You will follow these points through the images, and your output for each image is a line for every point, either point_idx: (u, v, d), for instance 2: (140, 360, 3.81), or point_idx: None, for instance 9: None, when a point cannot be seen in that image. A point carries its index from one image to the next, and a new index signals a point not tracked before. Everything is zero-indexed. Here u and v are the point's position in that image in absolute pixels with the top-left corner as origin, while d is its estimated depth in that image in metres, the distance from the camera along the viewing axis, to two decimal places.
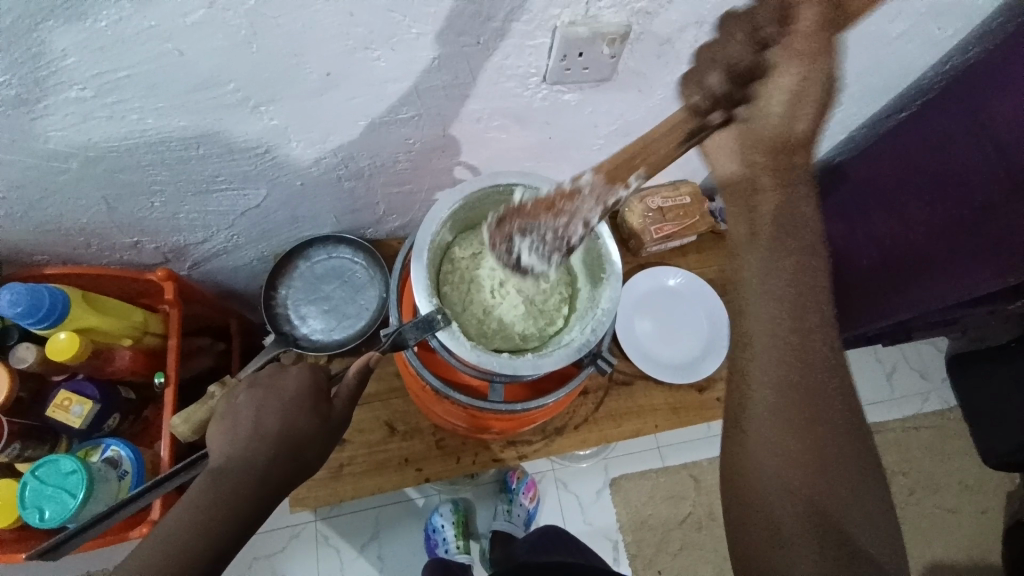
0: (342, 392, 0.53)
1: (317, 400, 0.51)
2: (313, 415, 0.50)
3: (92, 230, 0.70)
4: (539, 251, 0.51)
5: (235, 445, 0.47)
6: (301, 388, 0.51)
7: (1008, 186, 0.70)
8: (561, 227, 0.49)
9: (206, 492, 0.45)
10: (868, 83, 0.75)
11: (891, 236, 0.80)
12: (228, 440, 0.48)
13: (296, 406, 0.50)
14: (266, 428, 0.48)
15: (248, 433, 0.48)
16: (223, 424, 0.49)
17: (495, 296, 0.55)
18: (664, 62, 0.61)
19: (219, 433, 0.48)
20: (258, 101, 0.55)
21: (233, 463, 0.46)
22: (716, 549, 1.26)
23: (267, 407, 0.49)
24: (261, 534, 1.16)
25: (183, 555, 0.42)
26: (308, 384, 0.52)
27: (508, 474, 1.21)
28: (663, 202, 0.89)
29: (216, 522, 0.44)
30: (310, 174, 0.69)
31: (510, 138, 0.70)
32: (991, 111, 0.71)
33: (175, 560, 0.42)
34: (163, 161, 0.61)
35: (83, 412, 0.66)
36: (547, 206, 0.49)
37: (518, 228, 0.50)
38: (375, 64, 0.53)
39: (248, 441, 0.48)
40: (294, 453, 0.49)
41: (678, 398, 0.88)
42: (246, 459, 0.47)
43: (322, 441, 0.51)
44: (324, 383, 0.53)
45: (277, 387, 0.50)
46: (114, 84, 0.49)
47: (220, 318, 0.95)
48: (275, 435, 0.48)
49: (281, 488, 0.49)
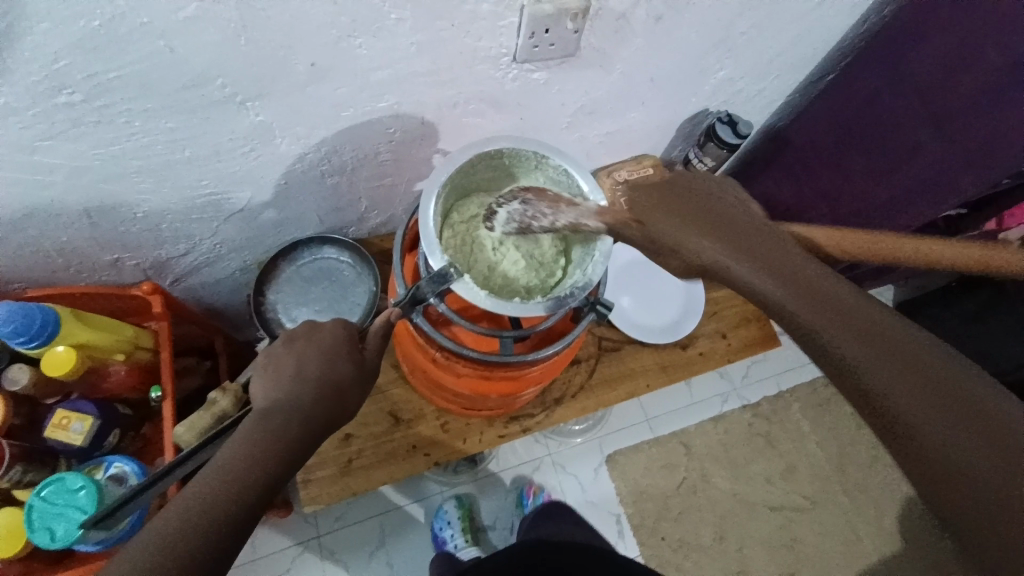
0: (370, 340, 0.52)
1: (350, 348, 0.50)
2: (350, 361, 0.50)
3: (72, 249, 0.70)
4: (512, 219, 0.57)
5: (279, 389, 0.46)
6: (336, 339, 0.50)
7: (933, 129, 0.77)
8: (544, 218, 0.54)
9: (256, 428, 0.44)
10: (799, 48, 0.83)
11: (838, 191, 0.93)
12: (270, 387, 0.47)
13: (333, 354, 0.49)
14: (307, 373, 0.47)
15: (290, 377, 0.47)
16: (265, 372, 0.48)
17: (495, 249, 0.59)
18: (621, 37, 0.67)
19: (260, 382, 0.47)
20: (245, 97, 0.56)
21: (276, 406, 0.45)
22: (713, 509, 1.31)
23: (306, 354, 0.49)
24: (263, 558, 1.13)
25: (242, 484, 0.41)
26: (341, 334, 0.51)
27: (524, 489, 1.23)
28: (629, 176, 0.93)
29: (268, 453, 0.43)
30: (294, 172, 0.70)
31: (485, 123, 0.74)
32: (909, 60, 0.78)
33: (234, 487, 0.40)
34: (148, 168, 0.61)
35: (84, 429, 0.66)
36: (552, 201, 0.54)
37: (523, 197, 0.55)
38: (357, 52, 0.56)
39: (290, 385, 0.47)
40: (336, 399, 0.48)
41: (665, 357, 0.92)
42: (290, 402, 0.46)
43: (360, 390, 0.50)
44: (355, 333, 0.52)
45: (315, 338, 0.50)
46: (104, 86, 0.50)
47: (205, 337, 0.95)
48: (317, 380, 0.47)
49: (320, 435, 0.47)
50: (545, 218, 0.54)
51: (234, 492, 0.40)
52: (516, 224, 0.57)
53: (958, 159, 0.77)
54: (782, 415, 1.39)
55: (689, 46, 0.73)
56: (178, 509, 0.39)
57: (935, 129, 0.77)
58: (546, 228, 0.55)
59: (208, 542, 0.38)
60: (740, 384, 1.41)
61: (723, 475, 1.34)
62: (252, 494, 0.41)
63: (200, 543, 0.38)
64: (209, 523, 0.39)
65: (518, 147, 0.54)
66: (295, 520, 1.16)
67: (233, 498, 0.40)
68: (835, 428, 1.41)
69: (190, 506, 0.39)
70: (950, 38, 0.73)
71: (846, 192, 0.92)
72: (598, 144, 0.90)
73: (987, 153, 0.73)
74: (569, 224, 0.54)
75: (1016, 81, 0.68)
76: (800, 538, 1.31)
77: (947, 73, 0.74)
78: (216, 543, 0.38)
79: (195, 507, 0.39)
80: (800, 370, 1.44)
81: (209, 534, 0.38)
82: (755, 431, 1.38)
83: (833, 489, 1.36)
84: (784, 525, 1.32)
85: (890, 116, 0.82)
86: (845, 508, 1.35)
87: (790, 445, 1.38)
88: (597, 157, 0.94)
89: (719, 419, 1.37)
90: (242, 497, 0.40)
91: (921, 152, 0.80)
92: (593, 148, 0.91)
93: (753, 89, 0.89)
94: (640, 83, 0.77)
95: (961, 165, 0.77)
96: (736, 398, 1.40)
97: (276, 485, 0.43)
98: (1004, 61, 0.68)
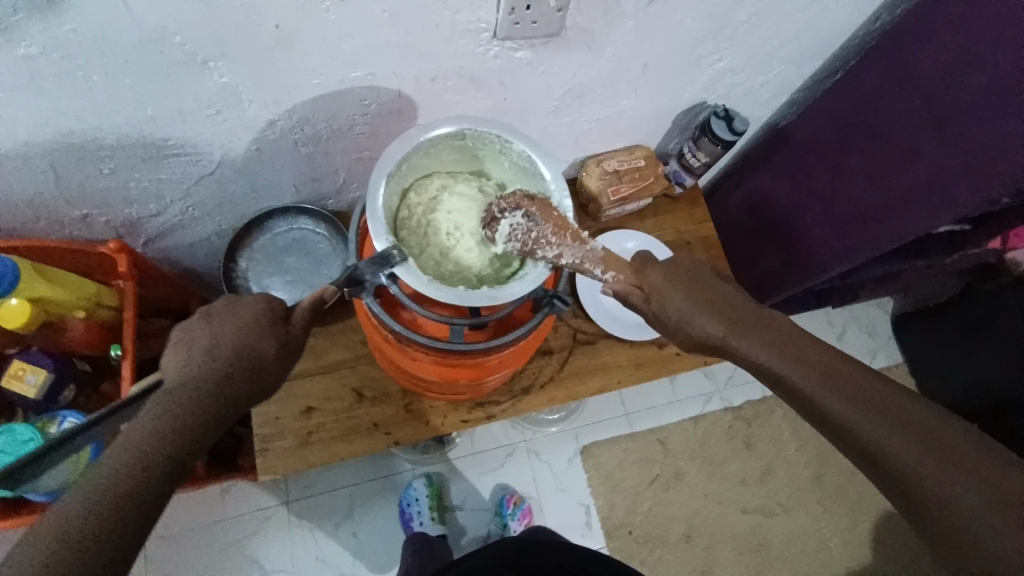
0: (297, 318, 0.50)
1: (274, 326, 0.49)
2: (274, 338, 0.48)
3: (40, 202, 0.69)
4: (514, 234, 0.54)
5: (190, 366, 0.45)
6: (259, 315, 0.48)
7: (933, 131, 0.74)
8: (548, 245, 0.51)
9: (163, 408, 0.43)
10: (805, 44, 0.79)
11: (832, 195, 0.90)
12: (181, 363, 0.45)
13: (254, 330, 0.48)
14: (222, 350, 0.46)
15: (204, 354, 0.46)
16: (177, 349, 0.46)
17: (451, 233, 0.58)
18: (611, 18, 0.64)
19: (171, 358, 0.46)
20: (207, 57, 0.54)
21: (186, 383, 0.44)
22: (684, 506, 1.30)
23: (224, 329, 0.47)
24: (231, 520, 1.15)
25: (148, 465, 0.40)
26: (264, 310, 0.50)
27: (504, 498, 1.21)
28: (619, 165, 0.91)
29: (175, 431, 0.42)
30: (265, 138, 0.68)
31: (466, 100, 0.71)
32: (916, 59, 0.75)
33: (137, 469, 0.40)
34: (111, 125, 0.60)
35: (37, 380, 0.72)
36: (559, 227, 0.51)
37: (529, 211, 0.52)
38: (326, 17, 0.53)
39: (203, 361, 0.45)
40: (254, 374, 0.47)
41: (640, 353, 0.91)
42: (202, 378, 0.45)
43: (282, 367, 0.49)
44: (282, 309, 0.51)
45: (234, 313, 0.48)
46: (59, 40, 0.48)
47: (179, 299, 0.94)
48: (232, 355, 0.46)
49: (238, 409, 0.47)
50: (550, 248, 0.51)
51: (137, 474, 0.40)
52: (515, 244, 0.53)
53: (955, 164, 0.73)
54: (763, 419, 1.38)
55: (685, 34, 0.70)
56: (79, 495, 0.38)
57: (933, 130, 0.74)
58: (547, 259, 0.52)
59: (111, 529, 0.38)
60: (724, 385, 1.39)
61: (698, 474, 1.33)
62: (158, 475, 0.41)
63: (101, 530, 0.37)
64: (112, 508, 0.38)
65: (481, 129, 0.54)
66: (265, 485, 1.17)
67: (139, 479, 0.40)
68: (816, 437, 1.39)
69: (90, 491, 0.38)
70: (954, 40, 0.70)
71: (838, 196, 0.89)
72: (589, 130, 0.87)
73: (989, 159, 0.70)
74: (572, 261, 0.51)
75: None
76: (769, 542, 1.31)
77: (954, 75, 0.71)
78: (121, 529, 0.38)
79: (94, 492, 0.38)
80: None
81: (113, 519, 0.38)
82: (735, 433, 1.36)
83: (807, 497, 1.35)
84: (754, 528, 1.31)
85: (892, 116, 0.79)
86: (818, 516, 1.34)
87: (769, 450, 1.36)
88: (588, 144, 0.91)
89: (699, 418, 1.36)
90: (147, 478, 0.40)
91: (919, 154, 0.76)
92: (583, 134, 0.88)
93: (755, 84, 0.86)
94: (632, 69, 0.74)
95: (956, 170, 0.73)
96: (719, 399, 1.38)
97: (184, 460, 0.43)
98: (1015, 64, 0.65)
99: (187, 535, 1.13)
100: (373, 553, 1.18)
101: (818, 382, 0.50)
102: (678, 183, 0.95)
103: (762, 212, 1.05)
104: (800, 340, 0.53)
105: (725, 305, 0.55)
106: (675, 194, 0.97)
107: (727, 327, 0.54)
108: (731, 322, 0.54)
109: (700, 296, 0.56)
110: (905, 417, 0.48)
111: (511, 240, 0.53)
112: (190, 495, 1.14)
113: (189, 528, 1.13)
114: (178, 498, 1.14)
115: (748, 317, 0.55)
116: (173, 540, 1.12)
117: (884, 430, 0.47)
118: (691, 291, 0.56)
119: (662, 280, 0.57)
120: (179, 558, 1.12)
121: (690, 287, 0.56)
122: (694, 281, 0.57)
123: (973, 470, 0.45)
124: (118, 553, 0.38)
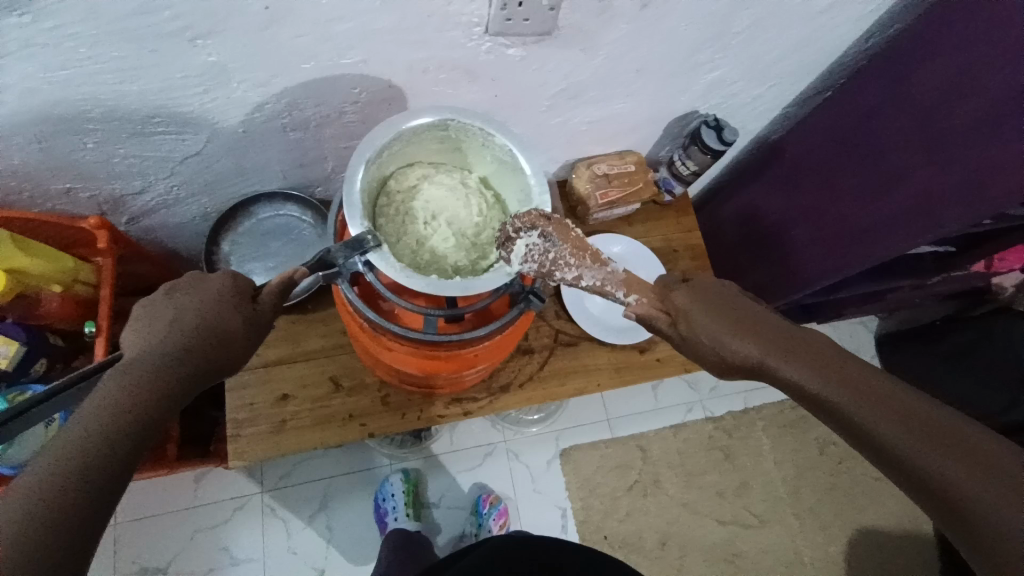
0: (263, 298, 0.51)
1: (239, 303, 0.49)
2: (239, 313, 0.48)
3: (23, 173, 0.68)
4: (530, 255, 0.54)
5: (151, 339, 0.45)
6: (224, 291, 0.49)
7: (923, 153, 0.75)
8: (569, 268, 0.54)
9: (123, 378, 0.42)
10: (799, 56, 0.80)
11: (819, 209, 0.90)
12: (141, 337, 0.45)
13: (217, 305, 0.48)
14: (184, 323, 0.46)
15: (166, 327, 0.46)
16: (140, 323, 0.46)
17: (430, 224, 0.58)
18: (604, 20, 0.64)
19: (132, 332, 0.46)
20: (196, 33, 0.54)
21: (147, 355, 0.44)
22: (660, 515, 1.30)
23: (187, 303, 0.47)
24: (203, 507, 1.14)
25: (108, 434, 0.39)
26: (230, 287, 0.50)
27: (481, 497, 1.20)
28: (609, 169, 0.91)
29: (136, 398, 0.42)
30: (254, 120, 0.68)
31: (457, 93, 0.71)
32: (909, 80, 0.76)
33: (101, 438, 0.39)
34: (98, 98, 0.60)
35: (10, 352, 0.72)
36: (576, 249, 0.54)
37: (546, 230, 0.53)
38: (318, 0, 0.53)
39: (164, 334, 0.45)
40: (216, 346, 0.46)
41: (621, 357, 0.91)
42: (163, 350, 0.44)
43: (245, 345, 0.49)
44: (250, 288, 0.51)
45: (199, 288, 0.48)
46: (48, 9, 0.48)
47: (161, 280, 0.94)
48: (195, 328, 0.46)
49: (203, 383, 0.46)
50: (569, 268, 0.54)
51: (101, 443, 0.39)
52: (529, 268, 0.54)
53: (941, 185, 0.73)
54: (744, 431, 1.38)
55: (678, 39, 0.70)
56: (42, 465, 0.37)
57: (923, 150, 0.75)
58: (569, 282, 0.54)
59: (79, 496, 0.37)
60: (707, 395, 1.39)
61: (676, 482, 1.33)
62: (124, 444, 0.40)
63: (68, 498, 0.36)
64: (77, 476, 0.37)
65: (463, 119, 0.54)
66: (240, 472, 1.16)
67: (103, 446, 0.39)
68: (795, 451, 1.40)
69: (53, 460, 0.37)
70: (948, 63, 0.71)
71: (825, 211, 0.90)
72: (581, 132, 0.87)
73: (978, 186, 0.70)
74: (593, 283, 0.54)
75: (1014, 113, 0.65)
76: (743, 554, 1.31)
77: (946, 99, 0.71)
78: (90, 497, 0.37)
79: (58, 462, 0.37)
80: (770, 389, 1.42)
81: (80, 487, 0.37)
82: (715, 443, 1.36)
83: (784, 510, 1.35)
84: (729, 540, 1.31)
85: (884, 137, 0.79)
86: (794, 530, 1.35)
87: (747, 462, 1.37)
88: (580, 146, 0.91)
89: (680, 427, 1.36)
90: (113, 447, 0.39)
91: (909, 175, 0.77)
92: (575, 135, 0.88)
93: (747, 95, 0.86)
94: (625, 73, 0.75)
95: (943, 192, 0.73)
96: (701, 409, 1.38)
97: (150, 430, 0.42)
98: (1006, 90, 0.66)
99: (157, 519, 1.12)
100: (345, 547, 1.17)
101: (852, 394, 0.45)
102: (667, 190, 0.95)
103: (750, 223, 1.05)
104: (834, 354, 0.49)
105: (753, 322, 0.53)
106: (664, 201, 0.98)
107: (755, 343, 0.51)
108: (759, 338, 0.51)
109: (726, 312, 0.54)
110: (954, 433, 0.42)
111: (525, 262, 0.53)
112: (162, 480, 1.13)
113: (160, 512, 1.12)
114: (150, 481, 1.13)
115: (783, 336, 0.51)
116: (143, 524, 1.11)
117: (914, 441, 0.42)
118: (717, 308, 0.54)
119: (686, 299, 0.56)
120: (148, 542, 1.10)
121: (717, 306, 0.54)
122: (722, 300, 0.55)
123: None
124: (89, 521, 0.37)
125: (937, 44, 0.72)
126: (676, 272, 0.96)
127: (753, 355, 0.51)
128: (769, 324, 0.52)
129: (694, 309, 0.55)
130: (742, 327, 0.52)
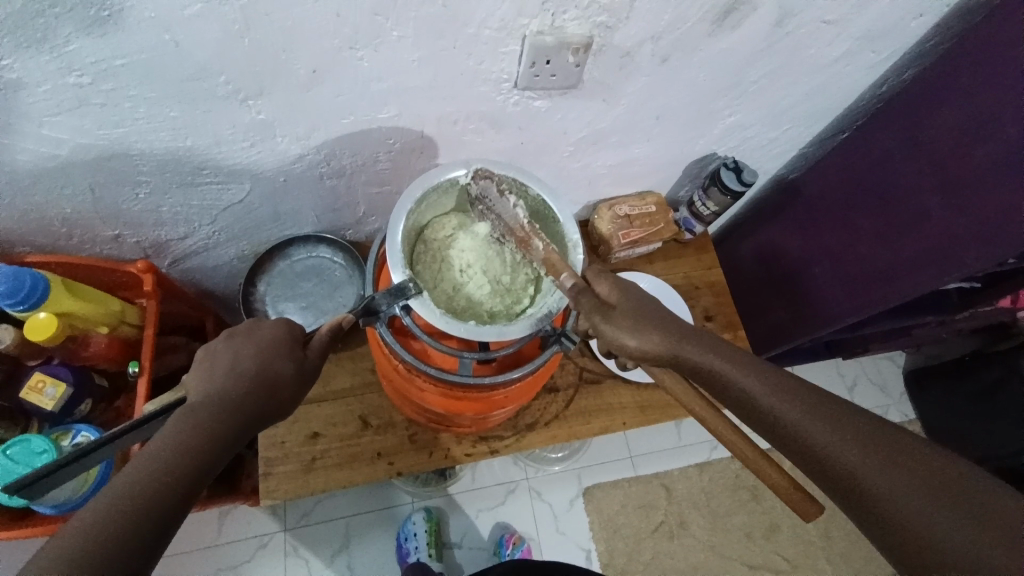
0: (313, 344, 0.55)
1: (293, 348, 0.53)
2: (290, 359, 0.52)
3: (74, 220, 0.72)
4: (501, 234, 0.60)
5: (211, 384, 0.48)
6: (276, 338, 0.53)
7: (943, 197, 0.76)
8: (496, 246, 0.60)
9: (182, 421, 0.44)
10: (812, 103, 0.82)
11: (841, 250, 0.92)
12: (202, 380, 0.48)
13: (273, 351, 0.52)
14: (242, 368, 0.49)
15: (224, 371, 0.49)
16: (200, 366, 0.49)
17: (464, 271, 0.62)
18: (626, 73, 0.67)
19: (193, 377, 0.49)
20: (247, 95, 0.58)
21: (208, 398, 0.46)
22: (687, 558, 1.27)
23: (244, 348, 0.51)
24: (225, 545, 1.14)
25: (167, 475, 0.41)
26: (283, 335, 0.53)
27: (503, 537, 1.19)
28: (630, 211, 0.93)
29: (194, 444, 0.43)
30: (293, 170, 0.72)
31: (486, 141, 0.75)
32: (923, 126, 0.78)
33: (164, 478, 0.41)
34: (150, 152, 0.64)
35: (56, 394, 0.76)
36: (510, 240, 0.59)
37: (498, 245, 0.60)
38: (359, 63, 0.57)
39: (223, 378, 0.48)
40: (269, 392, 0.49)
41: (645, 396, 0.91)
42: (222, 393, 0.47)
43: (297, 388, 0.52)
44: (298, 334, 0.55)
45: (255, 334, 0.52)
46: (111, 72, 0.52)
47: (196, 321, 0.97)
48: (252, 373, 0.49)
49: (251, 429, 0.49)
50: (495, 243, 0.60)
51: (160, 483, 0.40)
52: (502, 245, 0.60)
53: (965, 228, 0.74)
54: None
55: (698, 89, 0.73)
56: (103, 499, 0.38)
57: (940, 192, 0.76)
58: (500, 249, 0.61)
59: (135, 533, 0.38)
60: None
61: (701, 524, 1.30)
62: (182, 486, 0.41)
63: (125, 535, 0.37)
64: (137, 517, 0.38)
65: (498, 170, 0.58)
66: (263, 510, 1.17)
67: (163, 487, 0.40)
68: None
69: (114, 499, 0.38)
70: (962, 111, 0.73)
71: (848, 253, 0.91)
72: (602, 175, 0.90)
73: (996, 226, 0.70)
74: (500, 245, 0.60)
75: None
76: None
77: (963, 143, 0.73)
78: (144, 539, 0.38)
79: (117, 501, 0.38)
80: None
81: (139, 527, 0.38)
82: (741, 483, 1.34)
83: (815, 554, 1.31)
84: None
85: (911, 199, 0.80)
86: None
87: (777, 503, 1.33)
88: (600, 188, 0.94)
89: (705, 465, 1.34)
90: (170, 488, 0.41)
91: (931, 218, 0.78)
92: (597, 178, 0.91)
93: (764, 138, 0.89)
94: (646, 120, 0.78)
95: (967, 235, 0.74)
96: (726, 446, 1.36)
97: (203, 476, 0.43)
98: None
99: (180, 557, 1.12)
100: None
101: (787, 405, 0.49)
102: (687, 229, 0.97)
103: (771, 260, 1.07)
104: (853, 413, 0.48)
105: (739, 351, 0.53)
106: (685, 239, 0.99)
107: (871, 455, 0.45)
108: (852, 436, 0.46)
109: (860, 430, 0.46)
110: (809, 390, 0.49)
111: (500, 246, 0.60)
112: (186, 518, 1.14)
113: (183, 550, 1.12)
114: None
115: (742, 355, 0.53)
116: (166, 563, 1.11)
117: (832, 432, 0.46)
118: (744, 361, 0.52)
119: (748, 372, 0.51)
120: None
121: (853, 412, 0.48)
122: (861, 408, 0.48)
123: (829, 417, 0.47)
124: (135, 567, 0.37)
125: (948, 89, 0.74)
126: (698, 309, 0.97)
127: (847, 463, 0.45)
128: (894, 440, 0.46)
129: (807, 411, 0.48)
130: (849, 436, 0.46)
